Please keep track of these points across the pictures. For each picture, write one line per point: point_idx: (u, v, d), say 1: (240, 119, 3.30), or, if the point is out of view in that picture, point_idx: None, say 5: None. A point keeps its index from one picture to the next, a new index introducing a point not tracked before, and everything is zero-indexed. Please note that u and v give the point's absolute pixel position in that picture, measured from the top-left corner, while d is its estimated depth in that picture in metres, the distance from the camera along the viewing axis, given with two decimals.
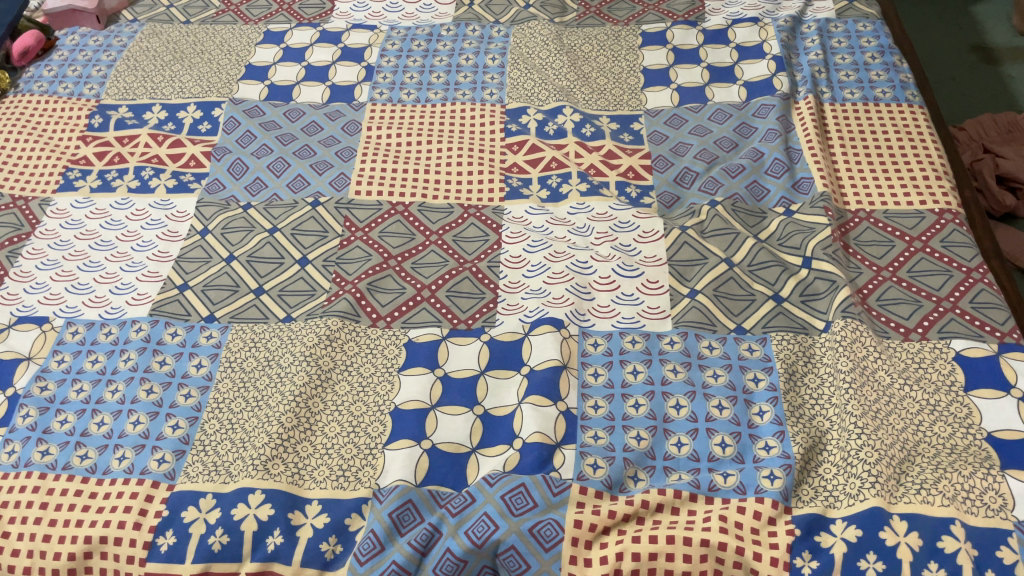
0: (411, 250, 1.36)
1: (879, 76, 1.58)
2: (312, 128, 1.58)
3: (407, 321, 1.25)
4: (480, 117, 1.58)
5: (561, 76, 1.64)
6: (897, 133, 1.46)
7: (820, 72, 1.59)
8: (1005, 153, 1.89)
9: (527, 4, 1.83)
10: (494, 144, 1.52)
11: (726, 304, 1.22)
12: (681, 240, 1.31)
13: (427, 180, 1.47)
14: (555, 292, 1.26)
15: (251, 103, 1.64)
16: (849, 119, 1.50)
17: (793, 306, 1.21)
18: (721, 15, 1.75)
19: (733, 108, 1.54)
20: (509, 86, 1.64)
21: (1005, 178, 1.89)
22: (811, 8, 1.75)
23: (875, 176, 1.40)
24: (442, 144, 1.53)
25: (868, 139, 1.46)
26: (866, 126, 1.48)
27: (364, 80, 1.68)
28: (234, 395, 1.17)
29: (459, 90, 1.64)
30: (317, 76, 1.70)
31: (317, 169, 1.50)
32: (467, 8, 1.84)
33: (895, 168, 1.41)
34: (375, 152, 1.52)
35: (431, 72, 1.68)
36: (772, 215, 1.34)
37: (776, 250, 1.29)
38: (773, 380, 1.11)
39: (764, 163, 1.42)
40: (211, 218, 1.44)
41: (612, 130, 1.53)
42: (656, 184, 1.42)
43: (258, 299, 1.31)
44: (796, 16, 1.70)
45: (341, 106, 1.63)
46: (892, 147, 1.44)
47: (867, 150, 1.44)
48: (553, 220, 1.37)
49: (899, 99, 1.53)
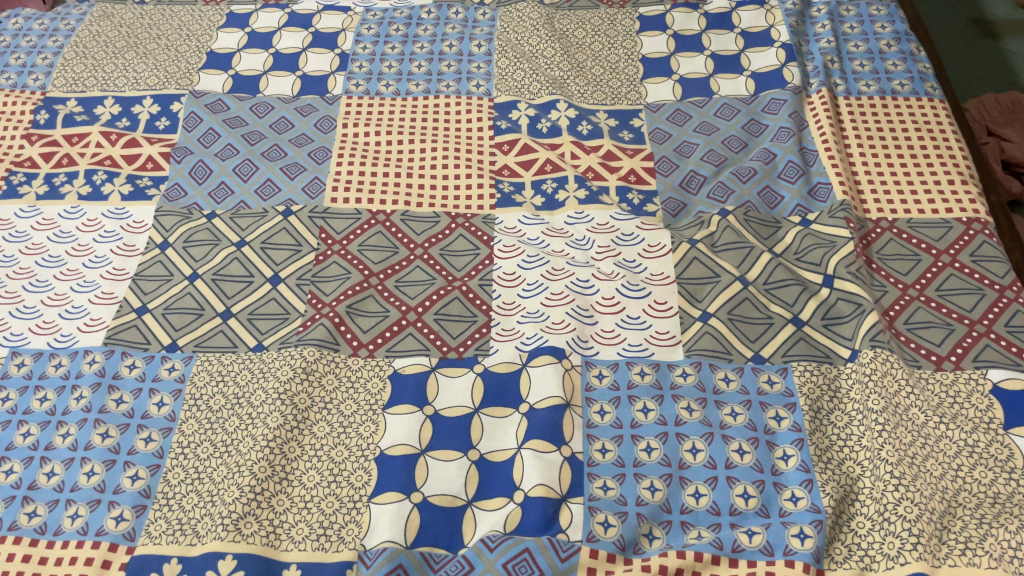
0: (394, 266, 1.24)
1: (895, 66, 1.47)
2: (282, 126, 1.45)
3: (392, 349, 1.14)
4: (467, 113, 1.46)
5: (553, 67, 1.52)
6: (918, 131, 1.36)
7: (833, 61, 1.48)
8: (1010, 136, 1.78)
9: None
10: (483, 145, 1.40)
11: (742, 329, 1.12)
12: (690, 256, 1.20)
13: (410, 185, 1.35)
14: (554, 316, 1.14)
15: (213, 97, 1.50)
16: (866, 115, 1.39)
17: (815, 332, 1.11)
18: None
19: (740, 102, 1.42)
20: (497, 78, 1.51)
21: (1010, 164, 1.78)
22: None
23: (896, 179, 1.30)
24: (425, 145, 1.40)
25: (886, 138, 1.35)
26: (884, 123, 1.38)
27: (338, 70, 1.54)
28: (200, 439, 1.06)
29: (442, 82, 1.51)
30: (287, 65, 1.56)
31: (288, 172, 1.37)
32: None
33: (917, 170, 1.30)
34: (352, 153, 1.39)
35: (412, 60, 1.55)
36: (787, 225, 1.24)
37: (793, 266, 1.18)
38: (796, 419, 1.01)
39: (777, 166, 1.31)
40: (172, 229, 1.31)
41: (611, 128, 1.41)
42: (660, 188, 1.31)
43: (225, 324, 1.19)
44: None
45: (313, 99, 1.50)
46: (913, 146, 1.34)
47: (886, 150, 1.34)
48: (549, 231, 1.26)
49: (918, 93, 1.42)
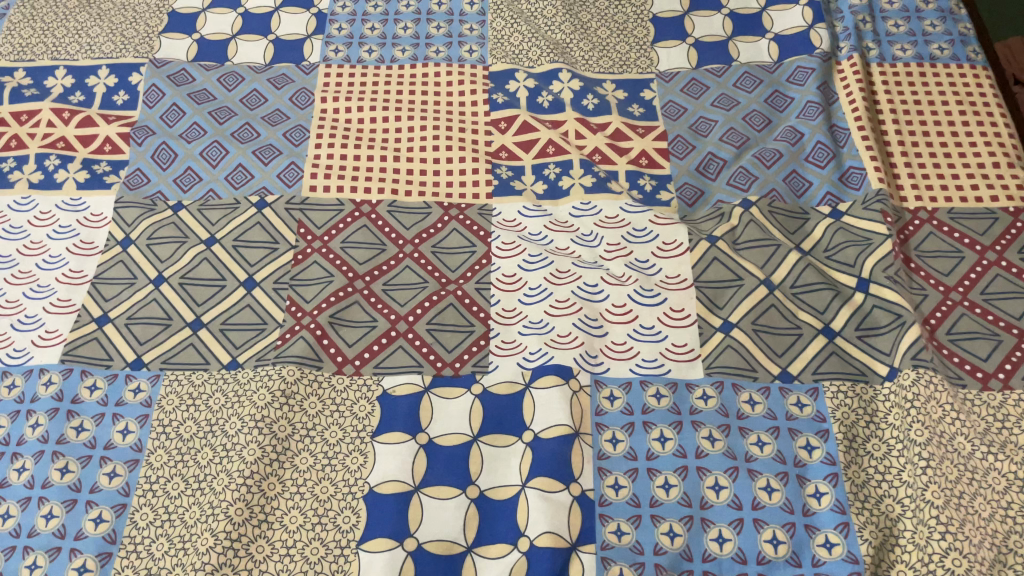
0: (381, 267, 1.12)
1: (934, 27, 1.32)
2: (254, 101, 1.30)
3: (380, 365, 1.03)
4: (459, 83, 1.31)
5: (554, 29, 1.37)
6: (960, 105, 1.22)
7: (865, 21, 1.33)
8: None
9: None
10: (478, 123, 1.26)
11: (768, 342, 1.01)
12: (710, 256, 1.08)
13: (396, 171, 1.22)
14: (560, 327, 1.04)
15: (176, 66, 1.35)
16: (902, 85, 1.26)
17: (848, 344, 1.00)
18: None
19: (762, 71, 1.29)
20: (492, 41, 1.36)
21: None
22: None
23: (935, 161, 1.17)
24: (414, 124, 1.26)
25: (924, 113, 1.22)
26: (921, 94, 1.24)
27: (315, 34, 1.39)
28: (169, 474, 0.96)
29: (431, 47, 1.36)
30: (258, 27, 1.40)
31: (261, 156, 1.23)
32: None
33: (959, 150, 1.18)
34: (333, 132, 1.25)
35: (396, 21, 1.40)
36: (816, 216, 1.12)
37: (823, 266, 1.07)
38: (830, 450, 0.92)
39: (804, 147, 1.18)
40: (134, 223, 1.18)
41: (619, 102, 1.27)
42: (674, 174, 1.19)
43: (195, 337, 1.07)
44: None
45: (287, 68, 1.35)
46: (953, 122, 1.21)
47: (924, 127, 1.21)
48: (552, 226, 1.14)
49: (958, 58, 1.28)
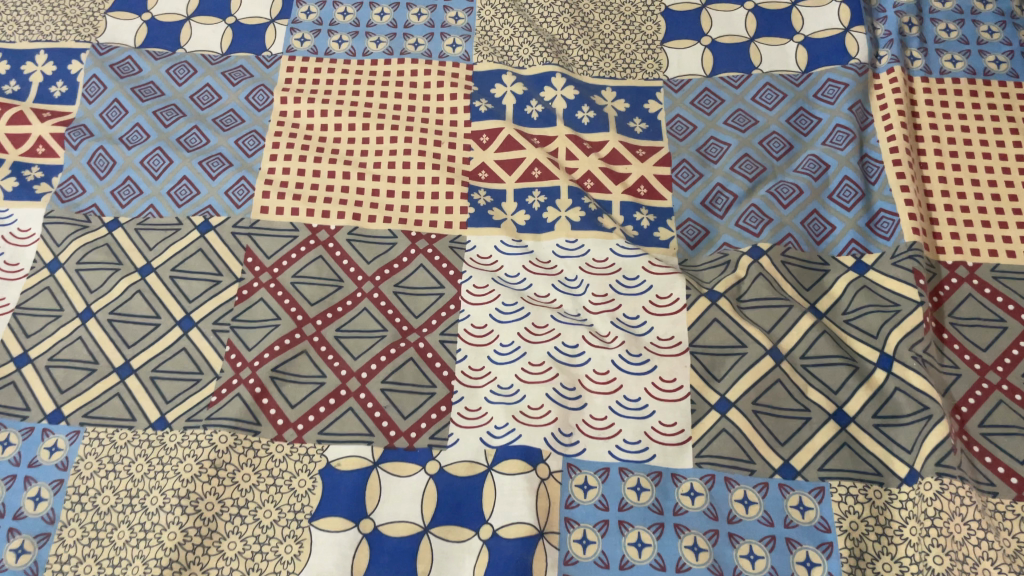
0: (336, 309, 0.99)
1: (991, 33, 1.14)
2: (205, 99, 1.15)
3: (325, 432, 0.90)
4: (437, 85, 1.15)
5: (550, 21, 1.20)
6: (1015, 134, 1.05)
7: (911, 24, 1.15)
8: None
9: None
10: (456, 135, 1.11)
11: (771, 427, 0.87)
12: (709, 316, 0.94)
13: (360, 192, 1.07)
14: (531, 398, 0.90)
15: (122, 53, 1.19)
16: (948, 106, 1.08)
17: (863, 434, 0.87)
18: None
19: (787, 82, 1.11)
20: (478, 34, 1.19)
21: None
22: None
23: (981, 205, 1.01)
24: (383, 133, 1.11)
25: (972, 142, 1.05)
26: (971, 119, 1.07)
27: (279, 18, 1.22)
28: (82, 554, 0.84)
29: (409, 38, 1.19)
30: (216, 9, 1.24)
31: (208, 168, 1.09)
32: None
33: (1010, 192, 1.01)
34: (291, 141, 1.10)
35: (373, 6, 1.23)
36: (836, 267, 0.97)
37: (841, 333, 0.93)
38: (832, 569, 0.79)
39: (828, 183, 1.02)
40: (64, 243, 1.04)
41: (618, 114, 1.11)
42: (676, 207, 1.04)
43: (122, 386, 0.95)
44: None
45: (245, 59, 1.19)
46: (1006, 156, 1.04)
47: (970, 160, 1.04)
48: (532, 266, 1.01)
49: (1016, 74, 1.10)
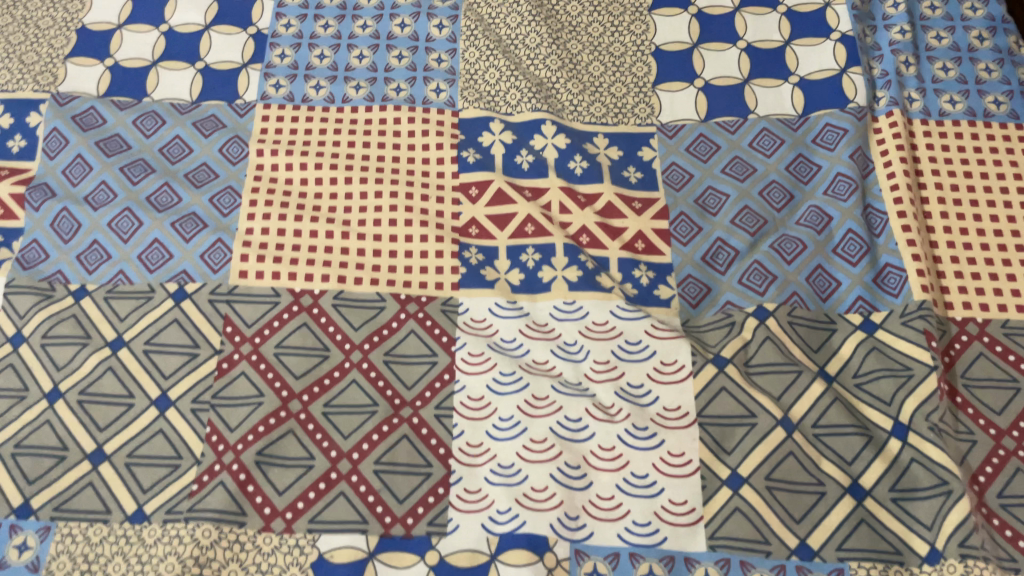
0: (323, 383, 0.93)
1: (990, 71, 1.10)
2: (176, 152, 1.08)
3: (315, 520, 0.85)
4: (421, 134, 1.09)
5: (537, 62, 1.15)
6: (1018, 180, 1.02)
7: (908, 63, 1.11)
8: None
9: None
10: (443, 189, 1.06)
11: (786, 504, 0.84)
12: (717, 385, 0.90)
13: (344, 252, 1.01)
14: (534, 478, 0.86)
15: (84, 102, 1.11)
16: (950, 150, 1.05)
17: (880, 509, 0.84)
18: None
19: (784, 127, 1.07)
20: (463, 77, 1.14)
21: None
22: None
23: (988, 256, 0.98)
24: (366, 187, 1.05)
25: (976, 188, 1.02)
26: (974, 163, 1.03)
27: (252, 62, 1.16)
28: None
29: (390, 83, 1.14)
30: (184, 52, 1.16)
31: (182, 230, 1.02)
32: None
33: (1017, 242, 0.98)
34: (269, 198, 1.04)
35: (350, 47, 1.17)
36: (844, 327, 0.94)
37: (852, 399, 0.90)
38: None
39: (832, 236, 0.99)
40: (27, 315, 0.97)
41: (612, 163, 1.07)
42: (676, 263, 1.00)
43: (95, 474, 0.89)
44: None
45: (217, 107, 1.12)
46: (1011, 203, 1.00)
47: (975, 208, 1.01)
48: (529, 329, 0.96)
49: (1016, 114, 1.07)
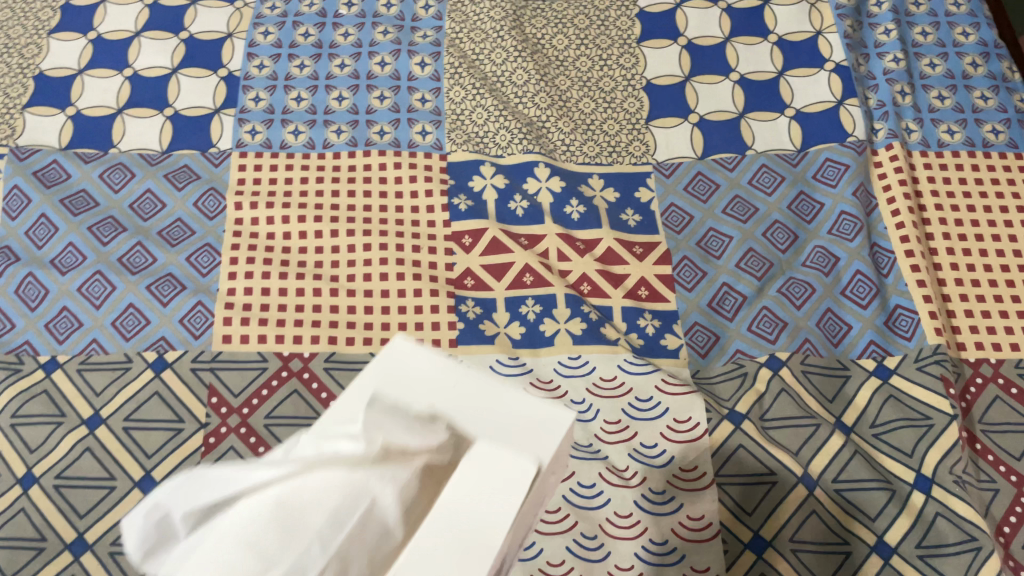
0: None
1: (986, 99, 1.08)
2: (147, 208, 1.01)
3: None
4: (408, 181, 1.04)
5: (526, 101, 1.10)
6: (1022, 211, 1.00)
7: (904, 92, 1.09)
8: None
9: None
10: (435, 238, 1.01)
11: (814, 567, 0.79)
12: (734, 442, 0.86)
13: (334, 310, 0.95)
14: (551, 551, 0.79)
15: (45, 155, 1.04)
16: (952, 184, 1.02)
17: (911, 568, 0.79)
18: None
19: (783, 163, 1.04)
20: (449, 118, 1.09)
21: None
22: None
23: (997, 292, 0.95)
24: (354, 241, 0.99)
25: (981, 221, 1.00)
26: (976, 196, 1.01)
27: (225, 107, 1.09)
28: None
29: (374, 126, 1.08)
30: (151, 97, 1.09)
31: (158, 293, 0.95)
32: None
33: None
34: (252, 255, 0.98)
35: (330, 88, 1.11)
36: (857, 374, 0.91)
37: (873, 451, 0.86)
38: None
39: (840, 278, 0.96)
40: None
41: (610, 207, 1.03)
42: (681, 310, 0.96)
43: (76, 567, 0.78)
44: None
45: (188, 156, 1.05)
46: (1015, 238, 0.98)
47: (980, 243, 0.99)
48: (534, 386, 0.89)
49: (1015, 144, 1.05)
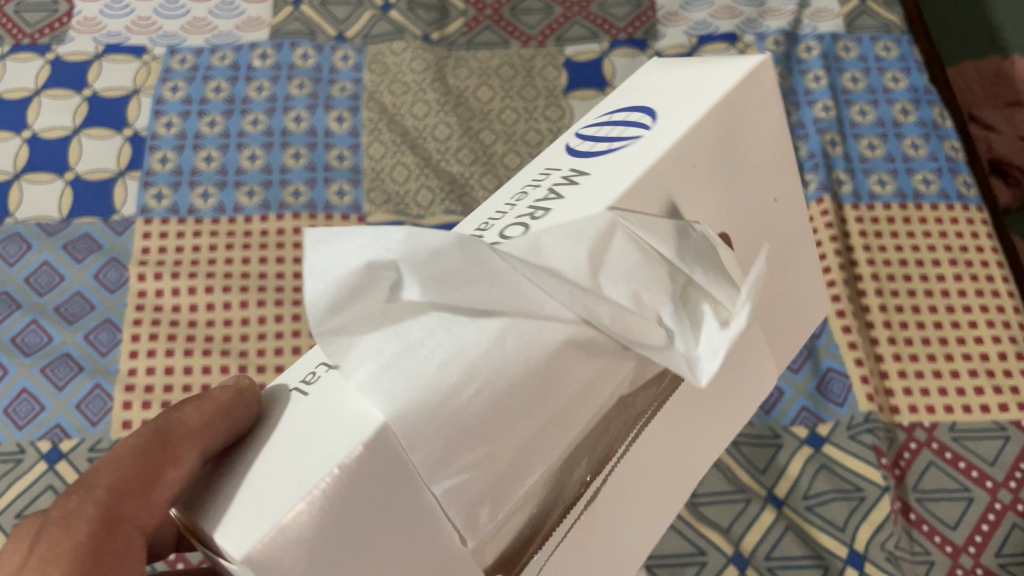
0: None
1: (917, 149, 0.83)
2: (44, 282, 0.77)
3: None
4: (241, 249, 0.79)
5: (449, 158, 0.85)
6: (958, 255, 0.77)
7: (835, 142, 0.84)
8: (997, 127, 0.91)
9: (339, 34, 0.92)
10: (280, 304, 0.76)
11: None
12: None
13: (149, 390, 0.72)
14: None
15: None
16: (884, 225, 0.79)
17: None
18: (756, 11, 0.93)
19: None
20: (368, 175, 0.84)
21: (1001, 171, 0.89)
22: (808, 16, 0.92)
23: (947, 351, 0.72)
24: (158, 343, 0.74)
25: (924, 265, 0.77)
26: (917, 236, 0.78)
27: (130, 168, 0.83)
28: None
29: (287, 148, 0.85)
30: (48, 159, 0.83)
31: (55, 376, 0.73)
32: (290, 11, 0.93)
33: (991, 333, 0.73)
34: (104, 342, 0.74)
35: (203, 115, 0.86)
36: (789, 442, 0.69)
37: (803, 523, 0.66)
38: None
39: None
40: None
41: None
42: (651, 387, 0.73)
43: None
44: (792, 29, 0.91)
45: (88, 224, 0.80)
46: (961, 279, 0.76)
47: (930, 298, 0.75)
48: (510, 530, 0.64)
49: (948, 195, 0.80)
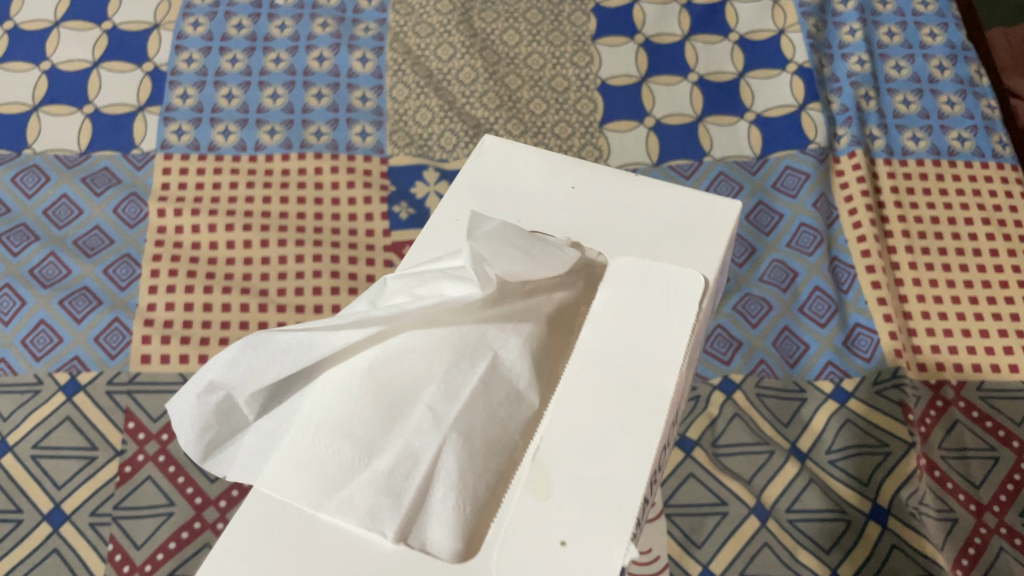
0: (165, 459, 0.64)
1: (955, 104, 0.80)
2: (62, 215, 0.75)
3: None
4: (260, 188, 0.76)
5: (473, 101, 0.82)
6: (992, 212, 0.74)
7: (869, 96, 0.81)
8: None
9: None
10: (301, 244, 0.73)
11: None
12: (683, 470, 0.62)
13: (167, 326, 0.69)
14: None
15: None
16: (919, 181, 0.76)
17: None
18: None
19: (742, 170, 0.77)
20: (391, 118, 0.81)
21: None
22: None
23: (978, 309, 0.69)
24: (177, 279, 0.71)
25: (957, 222, 0.74)
26: (951, 192, 0.75)
27: (150, 104, 0.80)
28: None
29: (309, 88, 0.82)
30: (66, 92, 0.80)
31: (72, 309, 0.69)
32: None
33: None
34: (123, 276, 0.71)
35: (224, 52, 0.84)
36: (814, 396, 0.65)
37: (827, 477, 0.62)
38: None
39: (800, 293, 0.70)
40: None
41: None
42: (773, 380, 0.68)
43: None
44: None
45: (108, 158, 0.78)
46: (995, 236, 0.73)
47: (962, 257, 0.72)
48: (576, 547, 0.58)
49: (983, 152, 0.77)
